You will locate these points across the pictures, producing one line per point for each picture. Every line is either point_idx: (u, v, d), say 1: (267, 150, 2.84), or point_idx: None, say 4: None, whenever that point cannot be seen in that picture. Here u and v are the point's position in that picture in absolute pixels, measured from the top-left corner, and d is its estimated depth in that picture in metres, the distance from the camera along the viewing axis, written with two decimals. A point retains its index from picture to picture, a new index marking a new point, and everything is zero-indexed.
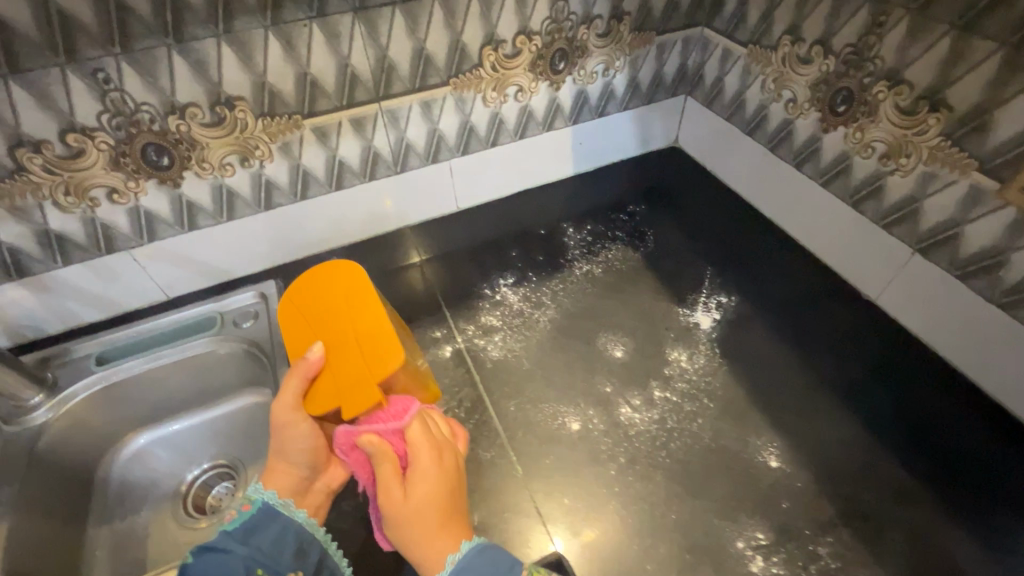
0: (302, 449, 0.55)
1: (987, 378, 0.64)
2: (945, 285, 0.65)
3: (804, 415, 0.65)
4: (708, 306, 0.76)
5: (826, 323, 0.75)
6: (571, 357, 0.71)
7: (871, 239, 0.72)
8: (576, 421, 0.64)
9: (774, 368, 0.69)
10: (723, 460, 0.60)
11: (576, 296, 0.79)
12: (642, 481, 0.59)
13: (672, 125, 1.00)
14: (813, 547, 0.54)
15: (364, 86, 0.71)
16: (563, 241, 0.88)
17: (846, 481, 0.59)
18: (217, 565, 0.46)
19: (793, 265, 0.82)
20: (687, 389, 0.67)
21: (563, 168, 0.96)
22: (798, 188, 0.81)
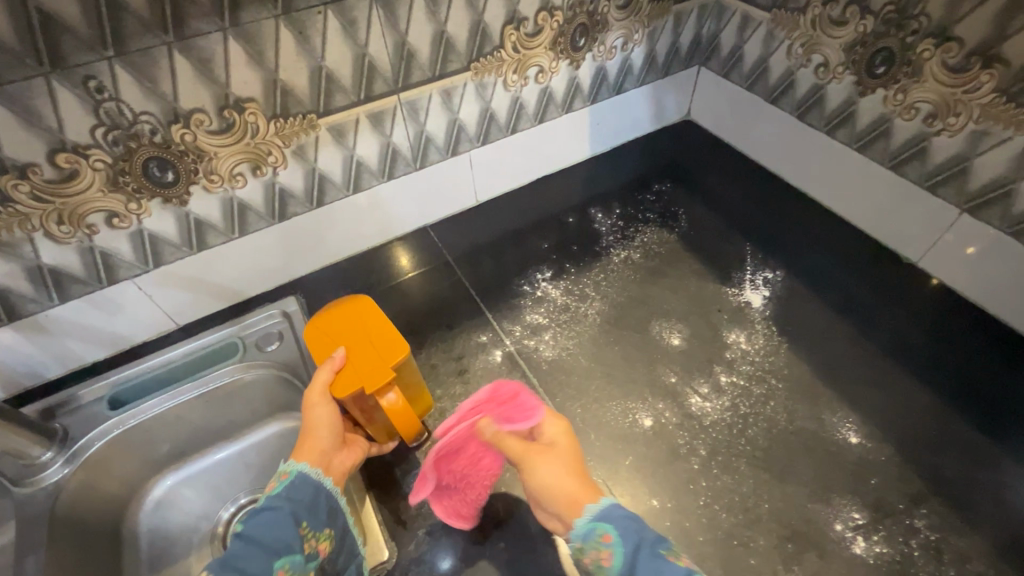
0: (322, 424, 0.54)
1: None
2: (997, 244, 0.65)
3: (872, 384, 0.64)
4: (755, 283, 0.75)
5: (882, 287, 0.73)
6: (629, 349, 0.68)
7: (912, 202, 0.71)
8: (647, 416, 0.62)
9: (833, 340, 0.68)
10: (804, 442, 0.59)
11: (619, 284, 0.75)
12: (727, 473, 0.57)
13: (685, 98, 0.97)
14: (909, 521, 0.53)
15: (382, 77, 0.64)
16: (594, 226, 0.84)
17: (928, 448, 0.58)
18: (266, 525, 0.47)
19: (833, 230, 0.80)
20: (753, 372, 0.65)
21: (580, 150, 0.92)
22: (829, 155, 0.79)
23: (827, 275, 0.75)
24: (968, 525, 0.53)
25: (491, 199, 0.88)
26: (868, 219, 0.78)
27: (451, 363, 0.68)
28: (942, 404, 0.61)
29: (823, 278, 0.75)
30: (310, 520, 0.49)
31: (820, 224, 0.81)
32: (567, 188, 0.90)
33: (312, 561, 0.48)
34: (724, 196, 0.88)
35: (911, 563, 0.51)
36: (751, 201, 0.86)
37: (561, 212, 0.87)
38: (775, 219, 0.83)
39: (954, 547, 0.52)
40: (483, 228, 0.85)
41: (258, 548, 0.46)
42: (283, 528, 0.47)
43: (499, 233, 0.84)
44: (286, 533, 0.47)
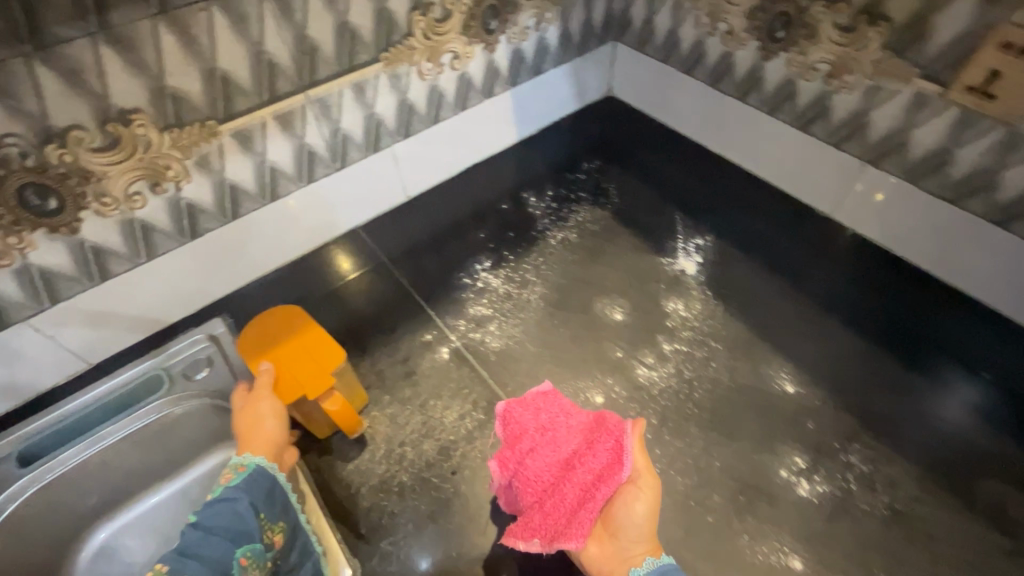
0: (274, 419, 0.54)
1: (950, 267, 0.69)
2: (900, 191, 0.70)
3: (803, 334, 0.67)
4: (689, 251, 0.77)
5: (804, 243, 0.77)
6: (575, 328, 0.69)
7: (822, 159, 0.76)
8: (599, 393, 0.63)
9: (765, 297, 0.71)
10: (746, 397, 0.62)
11: (559, 267, 0.76)
12: (679, 438, 0.59)
13: (605, 75, 0.97)
14: (846, 458, 0.57)
15: (286, 75, 0.60)
16: (528, 210, 0.84)
17: (859, 390, 0.62)
18: (221, 515, 0.47)
19: (755, 192, 0.83)
20: (693, 337, 0.67)
21: (506, 135, 0.91)
22: (744, 120, 0.82)
23: (754, 236, 0.78)
24: (897, 452, 0.57)
25: (423, 193, 0.86)
26: (785, 178, 0.81)
27: (398, 366, 0.66)
28: (865, 345, 0.66)
29: (751, 239, 0.78)
30: (266, 510, 0.49)
31: (743, 186, 0.84)
32: (498, 174, 0.89)
33: (270, 551, 0.48)
34: (652, 168, 0.89)
35: (850, 495, 0.55)
36: (678, 170, 0.88)
37: (494, 199, 0.86)
38: (701, 184, 0.85)
39: (886, 475, 0.56)
40: (417, 224, 0.82)
41: (213, 539, 0.45)
42: (238, 517, 0.47)
43: (434, 227, 0.82)
44: (242, 523, 0.47)
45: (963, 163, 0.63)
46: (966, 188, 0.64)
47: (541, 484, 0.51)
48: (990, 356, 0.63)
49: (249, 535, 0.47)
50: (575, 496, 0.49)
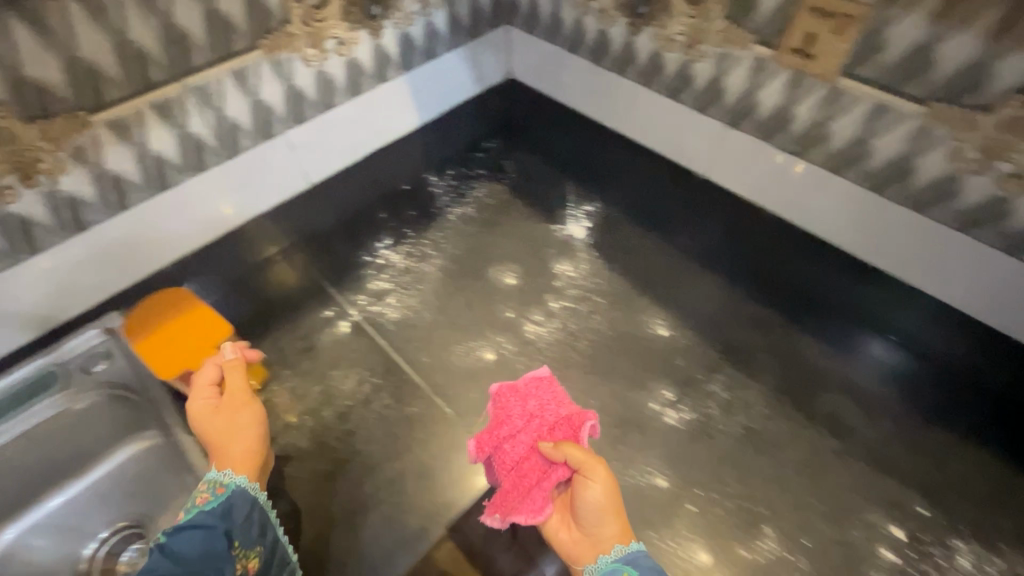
0: (247, 438, 0.59)
1: (801, 212, 0.77)
2: (756, 147, 0.77)
3: (674, 284, 0.78)
4: (577, 217, 0.86)
5: (680, 202, 0.85)
6: (468, 295, 0.79)
7: (693, 125, 0.82)
8: (490, 350, 0.74)
9: (644, 255, 0.81)
10: (624, 341, 0.74)
11: (454, 240, 0.86)
12: (560, 382, 0.71)
13: (503, 58, 1.01)
14: (709, 386, 0.70)
15: (157, 64, 0.61)
16: (430, 190, 0.92)
17: (721, 327, 0.74)
18: (191, 543, 0.49)
19: (638, 161, 0.90)
20: (578, 294, 0.78)
21: (408, 121, 0.94)
22: (624, 95, 0.88)
23: (637, 200, 0.87)
24: (750, 377, 0.70)
25: (327, 179, 0.88)
26: (671, 146, 0.87)
27: (298, 343, 0.75)
28: (728, 290, 0.77)
29: (639, 205, 0.86)
30: (240, 538, 0.52)
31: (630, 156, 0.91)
32: (404, 161, 0.94)
33: None
34: (553, 146, 0.96)
35: (708, 420, 0.68)
36: (574, 144, 0.95)
37: (398, 181, 0.92)
38: (590, 156, 0.93)
39: (741, 397, 0.69)
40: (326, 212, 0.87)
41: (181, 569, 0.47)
42: (209, 547, 0.49)
43: (345, 216, 0.88)
44: (214, 552, 0.49)
45: (800, 119, 0.69)
46: (802, 141, 0.71)
47: (512, 466, 0.55)
48: (926, 338, 0.70)
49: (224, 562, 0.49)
50: (532, 478, 0.54)
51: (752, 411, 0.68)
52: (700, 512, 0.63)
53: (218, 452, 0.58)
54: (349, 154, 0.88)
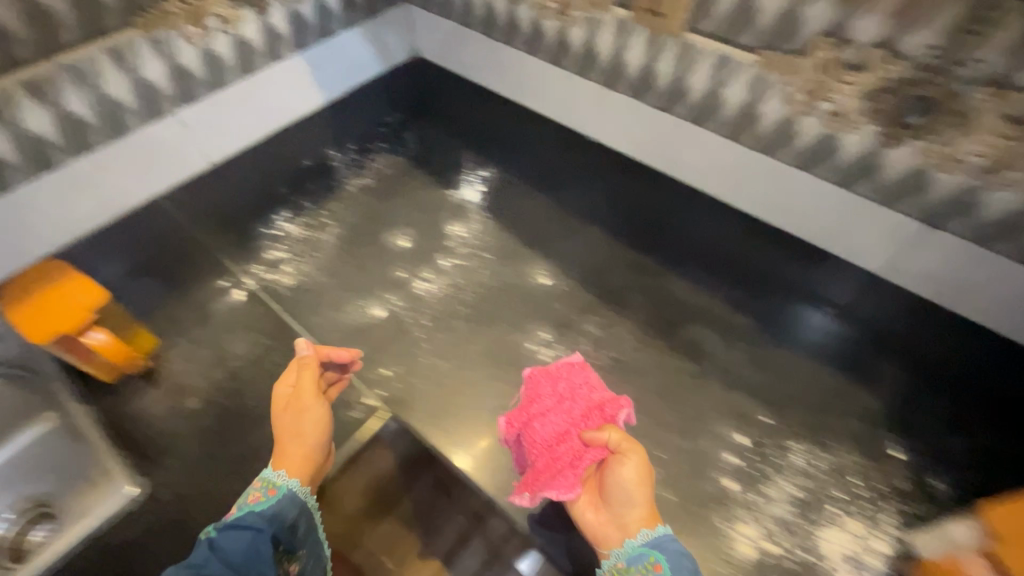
0: (310, 446, 0.72)
1: (671, 163, 0.85)
2: (630, 106, 0.81)
3: (555, 232, 0.98)
4: (471, 180, 1.04)
5: (570, 155, 0.96)
6: (362, 260, 0.97)
7: (574, 87, 0.87)
8: (381, 307, 0.93)
9: (528, 214, 1.00)
10: (510, 291, 0.95)
11: (352, 210, 1.01)
12: (445, 330, 0.92)
13: (404, 33, 1.01)
14: (583, 329, 0.92)
15: (21, 42, 0.59)
16: (332, 161, 1.02)
17: (598, 274, 0.95)
18: (234, 543, 0.60)
19: (537, 133, 0.98)
20: (464, 251, 0.98)
21: (309, 100, 0.95)
22: (514, 61, 0.91)
23: (552, 167, 0.99)
24: (619, 309, 0.93)
25: (227, 159, 0.89)
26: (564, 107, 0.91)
27: (193, 312, 0.87)
28: (606, 234, 0.96)
29: (543, 169, 1.00)
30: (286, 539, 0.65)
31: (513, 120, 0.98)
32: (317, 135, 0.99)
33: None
34: (458, 121, 1.06)
35: (573, 351, 0.89)
36: (469, 109, 1.05)
37: (297, 154, 0.98)
38: (487, 126, 1.03)
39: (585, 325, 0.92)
40: (219, 188, 0.90)
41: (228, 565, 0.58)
42: (249, 548, 0.60)
43: (250, 198, 0.94)
44: (253, 554, 0.60)
45: (664, 76, 0.72)
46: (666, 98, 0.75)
47: (542, 446, 0.73)
48: (863, 307, 0.83)
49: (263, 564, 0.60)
50: (568, 454, 0.71)
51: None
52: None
53: (283, 450, 0.72)
54: (248, 130, 0.89)
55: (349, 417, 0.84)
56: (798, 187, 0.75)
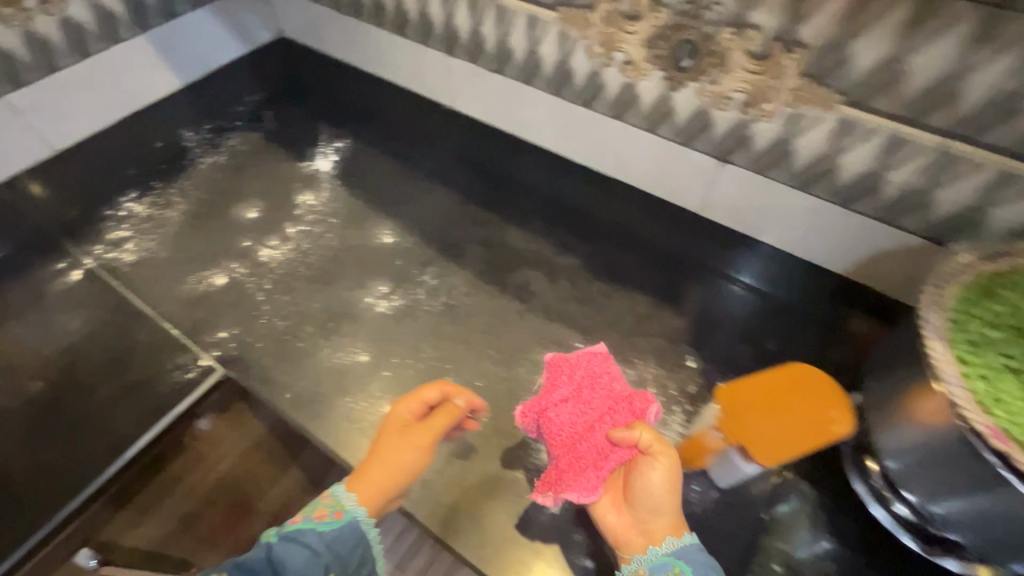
0: (402, 471, 0.61)
1: (518, 125, 1.03)
2: (469, 70, 1.01)
3: (414, 191, 1.01)
4: (326, 153, 1.06)
5: (446, 129, 1.09)
6: (209, 231, 0.93)
7: (426, 59, 1.05)
8: (223, 275, 0.87)
9: (377, 177, 1.02)
10: (354, 249, 0.91)
11: (200, 186, 1.00)
12: (306, 284, 0.86)
13: (267, 16, 1.19)
14: (419, 279, 0.87)
15: None
16: (184, 144, 1.07)
17: (464, 220, 0.96)
18: (291, 554, 0.57)
19: (391, 94, 1.14)
20: (314, 218, 0.95)
21: (167, 79, 1.10)
22: (370, 39, 1.10)
23: (398, 126, 1.11)
24: (459, 264, 0.89)
25: (74, 145, 1.01)
26: (424, 79, 1.09)
27: (29, 297, 0.85)
28: (453, 196, 1.00)
29: (380, 138, 1.09)
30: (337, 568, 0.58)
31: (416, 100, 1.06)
32: (170, 118, 1.09)
33: None
34: (318, 99, 1.16)
35: (414, 302, 0.84)
36: (340, 85, 1.17)
37: (150, 138, 1.06)
38: (339, 93, 1.16)
39: (414, 284, 0.86)
40: (84, 162, 1.00)
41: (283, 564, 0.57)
42: (304, 563, 0.57)
43: (100, 167, 1.00)
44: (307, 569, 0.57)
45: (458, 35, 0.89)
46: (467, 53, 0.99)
47: (568, 444, 0.63)
48: (729, 258, 0.90)
49: None
50: (591, 453, 0.61)
51: (455, 291, 0.85)
52: (394, 374, 0.77)
53: (361, 471, 0.62)
54: (101, 116, 1.03)
55: (185, 378, 0.78)
56: (601, 131, 0.94)
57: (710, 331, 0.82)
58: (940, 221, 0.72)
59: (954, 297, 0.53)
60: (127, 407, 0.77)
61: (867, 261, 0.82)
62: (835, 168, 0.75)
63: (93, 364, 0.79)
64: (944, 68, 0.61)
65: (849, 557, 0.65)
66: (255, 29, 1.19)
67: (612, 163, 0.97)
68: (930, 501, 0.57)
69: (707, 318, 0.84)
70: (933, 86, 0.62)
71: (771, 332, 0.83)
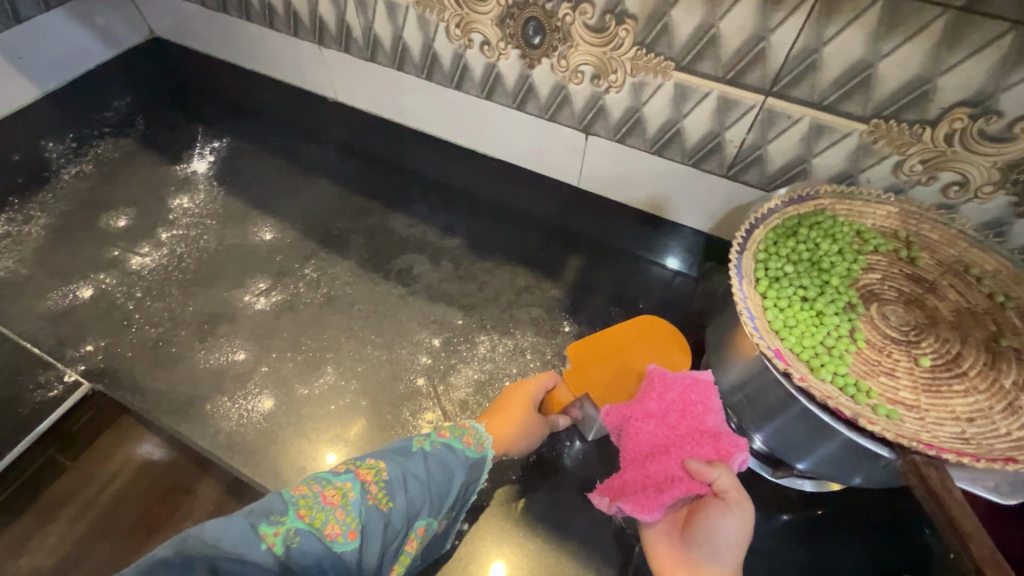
0: (530, 434, 0.68)
1: (399, 113, 1.01)
2: (342, 59, 0.98)
3: (298, 184, 1.00)
4: (203, 154, 1.03)
5: (329, 121, 1.08)
6: (76, 242, 0.89)
7: (298, 49, 1.01)
8: (90, 287, 0.84)
9: (256, 175, 1.00)
10: (231, 249, 0.89)
11: (65, 198, 0.96)
12: (181, 288, 0.84)
13: (133, 16, 1.11)
14: (301, 273, 0.87)
15: None
16: (46, 155, 1.02)
17: (346, 212, 0.96)
18: (438, 465, 0.60)
19: (269, 87, 1.10)
20: (190, 221, 0.93)
21: (23, 89, 1.00)
22: (240, 33, 1.05)
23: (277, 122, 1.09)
24: (341, 255, 0.90)
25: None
26: (299, 71, 1.05)
27: None
28: (336, 188, 1.00)
29: (257, 137, 1.07)
30: (458, 497, 0.62)
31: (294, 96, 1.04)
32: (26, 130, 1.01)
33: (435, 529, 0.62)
34: (198, 106, 1.14)
35: (294, 296, 0.84)
36: (223, 85, 1.14)
37: (6, 150, 0.99)
38: (219, 94, 1.15)
39: (294, 279, 0.86)
40: None
41: (432, 473, 0.60)
42: (447, 479, 0.60)
43: None
44: (447, 484, 0.60)
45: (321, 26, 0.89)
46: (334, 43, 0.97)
47: (640, 461, 0.62)
48: (602, 229, 0.95)
49: (449, 496, 0.60)
50: (659, 477, 0.60)
51: (336, 282, 0.86)
52: (272, 368, 0.77)
53: (499, 414, 0.68)
54: None
55: (47, 398, 0.76)
56: (480, 113, 0.93)
57: (584, 299, 0.87)
58: (776, 173, 0.77)
59: (760, 240, 0.59)
60: None
61: (725, 218, 0.86)
62: (681, 133, 0.79)
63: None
64: (750, 30, 0.65)
65: None
66: (121, 31, 1.10)
67: (492, 145, 0.96)
68: (759, 433, 0.62)
69: (584, 285, 0.89)
70: (745, 48, 0.67)
71: (641, 293, 0.89)
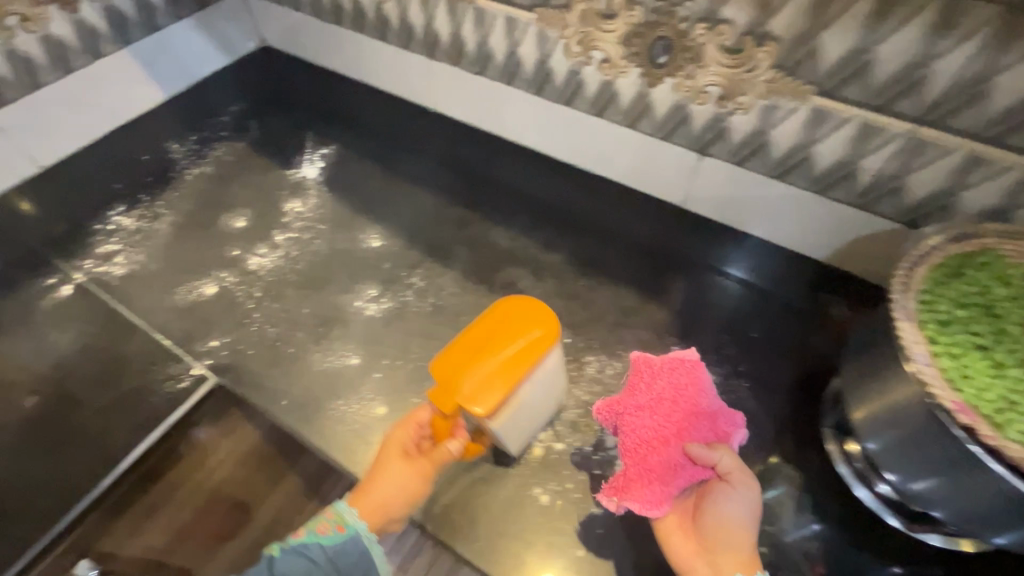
0: (406, 484, 0.66)
1: (502, 127, 1.03)
2: (451, 74, 1.01)
3: (403, 192, 1.02)
4: (313, 160, 1.07)
5: (432, 130, 1.10)
6: (199, 240, 0.94)
7: (408, 63, 1.05)
8: (213, 284, 0.88)
9: (363, 182, 1.03)
10: (342, 254, 0.92)
11: (188, 198, 1.01)
12: (297, 291, 0.87)
13: (246, 25, 1.18)
14: (408, 281, 0.88)
15: None
16: (169, 154, 1.07)
17: (451, 222, 0.97)
18: (288, 566, 0.62)
19: (376, 97, 1.14)
20: (302, 224, 0.96)
21: (150, 93, 1.09)
22: (351, 45, 1.10)
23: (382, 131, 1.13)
24: (446, 265, 0.91)
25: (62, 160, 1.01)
26: (407, 83, 1.09)
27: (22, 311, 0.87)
28: (440, 197, 1.01)
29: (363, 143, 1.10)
30: None
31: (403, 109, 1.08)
32: (153, 132, 1.08)
33: None
34: (308, 106, 1.15)
35: (403, 304, 0.86)
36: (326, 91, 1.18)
37: (137, 151, 1.06)
38: (317, 98, 1.16)
39: (403, 287, 0.88)
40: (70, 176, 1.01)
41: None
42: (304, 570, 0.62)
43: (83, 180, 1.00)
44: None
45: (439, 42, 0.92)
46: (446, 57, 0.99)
47: (640, 456, 0.63)
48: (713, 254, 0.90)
49: None
50: (661, 469, 0.61)
51: (442, 292, 0.87)
52: (384, 376, 0.79)
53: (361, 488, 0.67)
54: (82, 135, 1.02)
55: (178, 388, 0.81)
56: (586, 131, 0.94)
57: (694, 325, 0.84)
58: (915, 205, 0.73)
59: (921, 278, 0.57)
60: (118, 420, 0.80)
61: (847, 246, 0.83)
62: (810, 157, 0.76)
63: (83, 372, 0.83)
64: (908, 56, 0.62)
65: (835, 537, 0.66)
66: (235, 40, 1.18)
67: (594, 159, 0.97)
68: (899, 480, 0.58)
69: (693, 310, 0.86)
70: (901, 73, 0.64)
71: (754, 320, 0.85)
